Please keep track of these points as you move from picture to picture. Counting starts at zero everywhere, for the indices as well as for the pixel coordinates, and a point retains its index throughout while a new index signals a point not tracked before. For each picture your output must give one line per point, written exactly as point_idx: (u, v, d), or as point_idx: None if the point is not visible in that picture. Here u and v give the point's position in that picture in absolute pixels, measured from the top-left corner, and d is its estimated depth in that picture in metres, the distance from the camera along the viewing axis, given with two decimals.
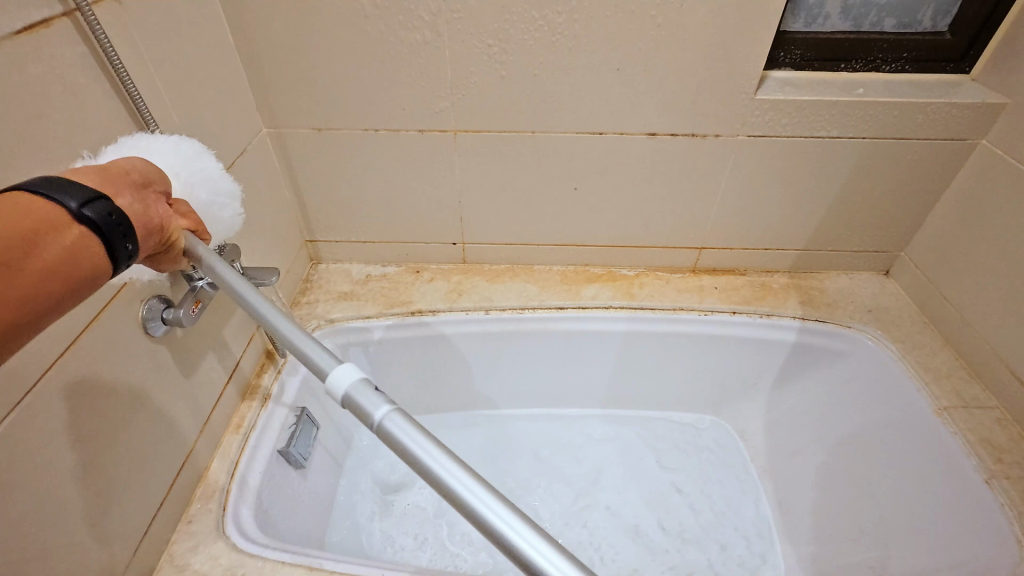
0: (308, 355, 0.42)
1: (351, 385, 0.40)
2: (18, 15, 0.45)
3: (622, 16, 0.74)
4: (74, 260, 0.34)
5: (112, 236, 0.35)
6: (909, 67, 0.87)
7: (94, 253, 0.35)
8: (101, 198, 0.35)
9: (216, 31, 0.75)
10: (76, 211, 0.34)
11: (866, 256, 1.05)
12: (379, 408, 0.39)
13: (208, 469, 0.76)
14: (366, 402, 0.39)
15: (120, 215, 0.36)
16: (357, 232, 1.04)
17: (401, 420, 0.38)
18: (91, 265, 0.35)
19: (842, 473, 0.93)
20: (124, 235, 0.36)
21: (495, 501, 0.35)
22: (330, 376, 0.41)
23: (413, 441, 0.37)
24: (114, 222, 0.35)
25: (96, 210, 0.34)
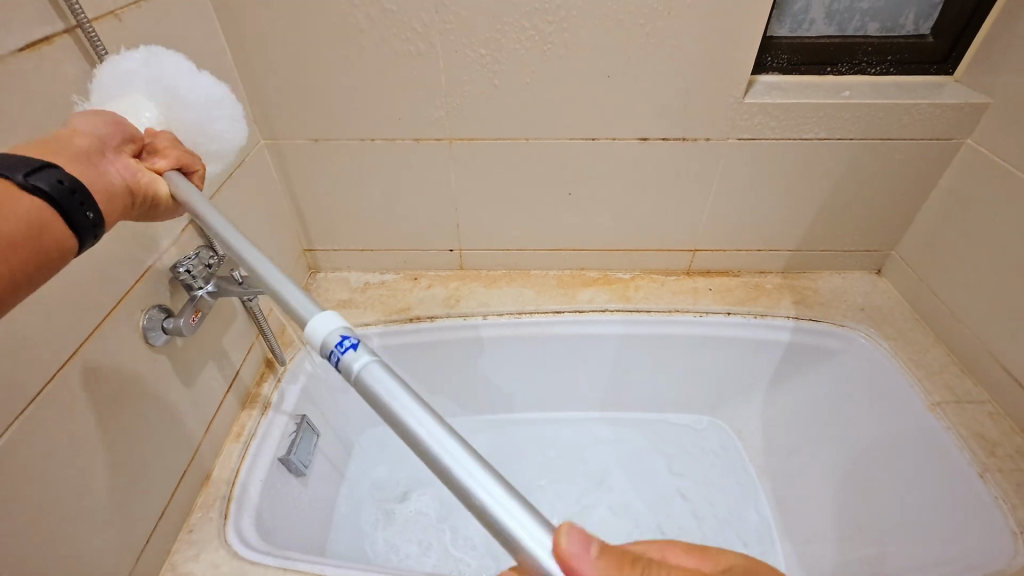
0: (295, 307, 0.43)
1: (331, 332, 0.40)
2: (21, 33, 0.46)
3: (611, 25, 0.76)
4: (33, 235, 0.35)
5: (68, 205, 0.36)
6: (893, 69, 0.88)
7: (54, 224, 0.35)
8: (47, 168, 0.35)
9: (213, 46, 0.76)
10: (24, 183, 0.34)
11: (858, 256, 1.06)
12: (356, 356, 0.38)
13: (208, 478, 0.77)
14: (343, 350, 0.39)
15: (75, 185, 0.36)
16: (355, 240, 1.05)
17: (377, 368, 0.38)
18: (52, 239, 0.36)
19: (840, 470, 0.94)
20: (79, 203, 0.36)
21: (461, 451, 0.34)
22: (310, 326, 0.41)
23: (388, 388, 0.37)
24: (69, 193, 0.36)
25: (45, 180, 0.34)
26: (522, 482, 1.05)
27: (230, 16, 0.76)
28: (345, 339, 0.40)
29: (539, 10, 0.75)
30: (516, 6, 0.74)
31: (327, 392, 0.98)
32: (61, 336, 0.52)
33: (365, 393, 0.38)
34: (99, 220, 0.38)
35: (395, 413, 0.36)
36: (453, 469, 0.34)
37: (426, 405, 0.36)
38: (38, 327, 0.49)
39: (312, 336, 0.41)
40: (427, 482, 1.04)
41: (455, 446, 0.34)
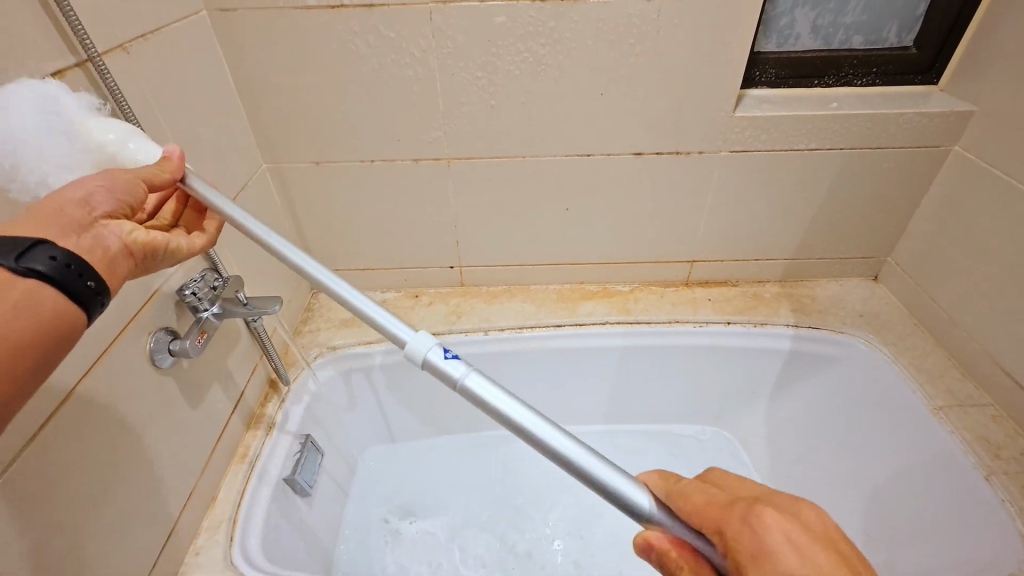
0: (394, 331, 0.53)
1: (432, 350, 0.51)
2: (34, 67, 0.49)
3: (603, 46, 0.78)
4: (33, 311, 0.38)
5: (64, 279, 0.39)
6: (879, 80, 0.91)
7: (51, 299, 0.38)
8: (37, 245, 0.37)
9: (216, 75, 0.79)
10: (19, 267, 0.36)
11: (854, 263, 1.08)
12: (458, 370, 0.49)
13: (214, 500, 0.76)
14: (447, 366, 0.50)
15: (71, 261, 0.39)
16: (356, 260, 1.07)
17: (478, 378, 0.49)
18: (51, 312, 0.39)
19: (846, 480, 0.94)
20: (78, 276, 0.39)
21: (555, 433, 0.47)
22: (412, 347, 0.52)
23: (489, 395, 0.49)
24: (65, 268, 0.39)
25: (37, 262, 0.37)
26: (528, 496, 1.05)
27: (233, 46, 0.79)
28: (444, 351, 0.50)
29: (532, 32, 0.77)
30: (511, 29, 0.77)
31: (331, 412, 0.98)
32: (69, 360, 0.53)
33: (471, 399, 0.49)
34: (99, 287, 0.41)
35: (502, 414, 0.48)
36: (549, 444, 0.47)
37: (518, 402, 0.49)
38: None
39: (415, 354, 0.51)
40: (432, 502, 1.04)
41: (556, 433, 0.47)
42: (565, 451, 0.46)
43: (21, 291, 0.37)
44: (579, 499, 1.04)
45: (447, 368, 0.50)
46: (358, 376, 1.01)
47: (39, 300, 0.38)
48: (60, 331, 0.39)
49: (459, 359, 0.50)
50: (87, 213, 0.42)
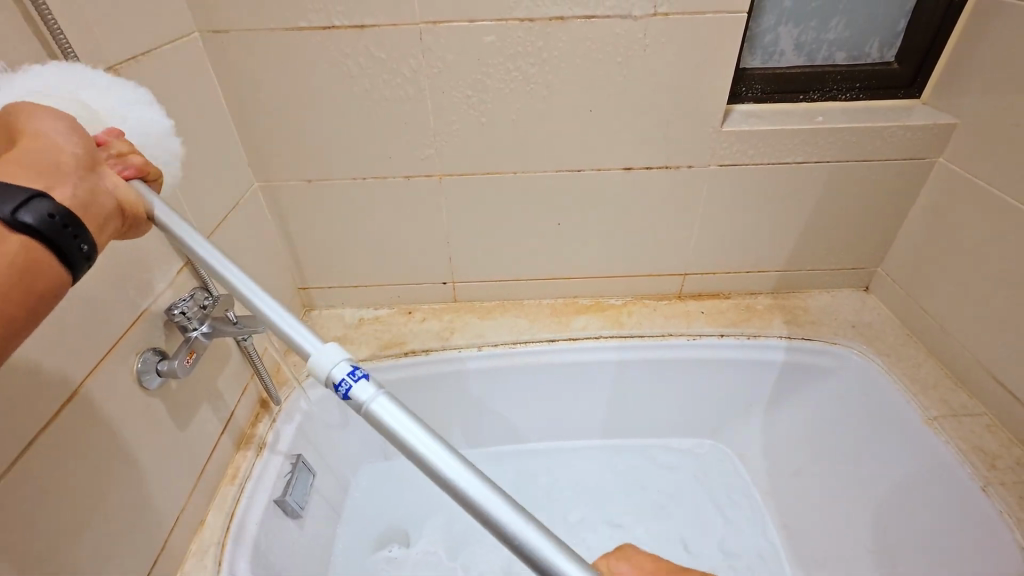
0: (298, 341, 0.45)
1: (337, 367, 0.43)
2: None
3: (591, 64, 0.80)
4: (20, 269, 0.33)
5: (58, 237, 0.34)
6: (863, 94, 0.92)
7: (41, 259, 0.34)
8: (36, 200, 0.33)
9: (209, 96, 0.79)
10: (11, 220, 0.32)
11: (845, 274, 1.08)
12: (368, 392, 0.41)
13: (202, 524, 0.75)
14: (355, 387, 0.42)
15: (62, 214, 0.34)
16: (347, 278, 1.06)
17: (388, 403, 0.41)
18: (40, 274, 0.34)
19: (844, 492, 0.93)
20: (73, 237, 0.35)
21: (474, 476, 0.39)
22: (313, 360, 0.43)
23: (396, 420, 0.41)
24: (62, 227, 0.34)
25: (34, 217, 0.32)
26: None
27: (225, 68, 0.80)
28: (354, 370, 0.43)
29: (521, 52, 0.78)
30: (499, 49, 0.78)
31: (323, 431, 0.97)
32: (52, 384, 0.52)
33: (377, 426, 0.41)
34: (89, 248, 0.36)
35: (414, 448, 0.40)
36: (466, 494, 0.38)
37: (433, 435, 0.41)
38: (30, 370, 0.49)
39: (316, 370, 0.43)
40: (427, 521, 1.02)
41: (480, 484, 0.38)
42: (480, 498, 0.38)
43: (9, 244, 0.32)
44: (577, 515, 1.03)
45: (355, 389, 0.42)
46: None
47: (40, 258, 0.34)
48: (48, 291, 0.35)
49: (369, 379, 0.42)
50: (70, 160, 0.38)
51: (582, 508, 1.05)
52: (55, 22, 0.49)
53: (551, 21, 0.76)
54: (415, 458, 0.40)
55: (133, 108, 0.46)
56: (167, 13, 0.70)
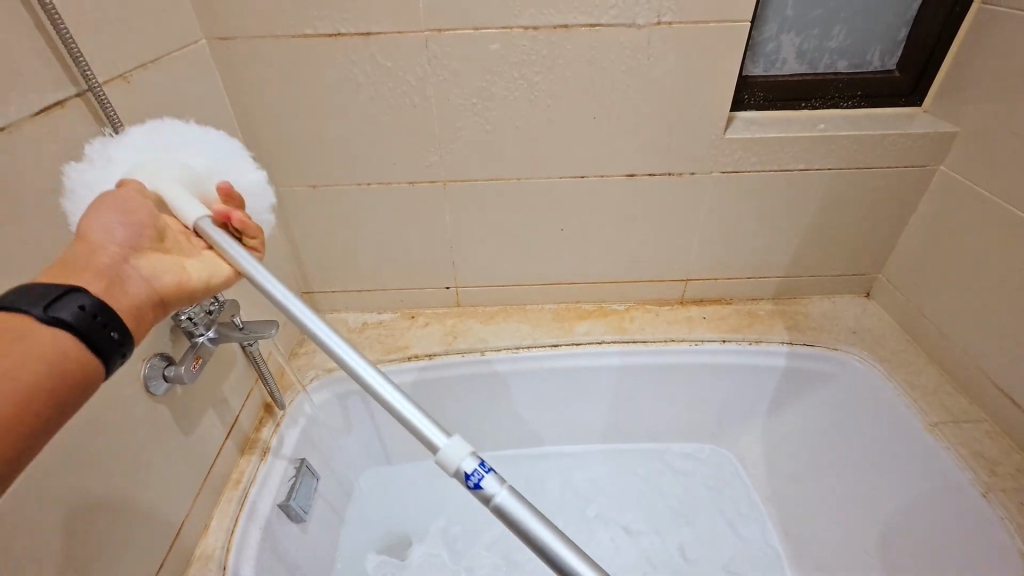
0: (422, 430, 0.47)
1: (466, 460, 0.45)
2: (34, 99, 0.50)
3: (595, 72, 0.80)
4: (56, 358, 0.39)
5: (90, 329, 0.40)
6: (865, 102, 0.93)
7: (75, 348, 0.40)
8: (71, 296, 0.40)
9: (215, 102, 0.80)
10: (47, 317, 0.39)
11: (846, 280, 1.09)
12: (496, 489, 0.44)
13: (207, 529, 0.75)
14: (486, 483, 0.44)
15: (93, 307, 0.41)
16: (351, 283, 1.07)
17: (516, 500, 0.44)
18: (78, 366, 0.40)
19: (846, 498, 0.93)
20: (103, 326, 0.41)
21: None
22: (442, 450, 0.45)
23: (527, 517, 0.43)
24: (91, 317, 0.40)
25: (67, 313, 0.39)
26: None
27: (231, 74, 0.80)
28: (482, 462, 0.45)
29: (525, 61, 0.79)
30: (503, 57, 0.78)
31: (326, 435, 0.97)
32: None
33: (508, 522, 0.44)
34: (122, 336, 0.43)
35: (553, 550, 0.42)
36: None
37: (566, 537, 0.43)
38: None
39: (445, 462, 0.45)
40: (430, 525, 1.02)
41: None
42: None
43: (47, 339, 0.39)
44: (580, 519, 1.04)
45: (484, 483, 0.44)
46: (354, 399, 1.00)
47: (77, 353, 0.40)
48: (85, 384, 0.41)
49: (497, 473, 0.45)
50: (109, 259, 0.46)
51: (583, 512, 1.05)
52: (68, 34, 0.50)
53: (556, 29, 0.76)
54: (551, 558, 0.42)
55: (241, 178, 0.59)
56: (174, 21, 0.71)
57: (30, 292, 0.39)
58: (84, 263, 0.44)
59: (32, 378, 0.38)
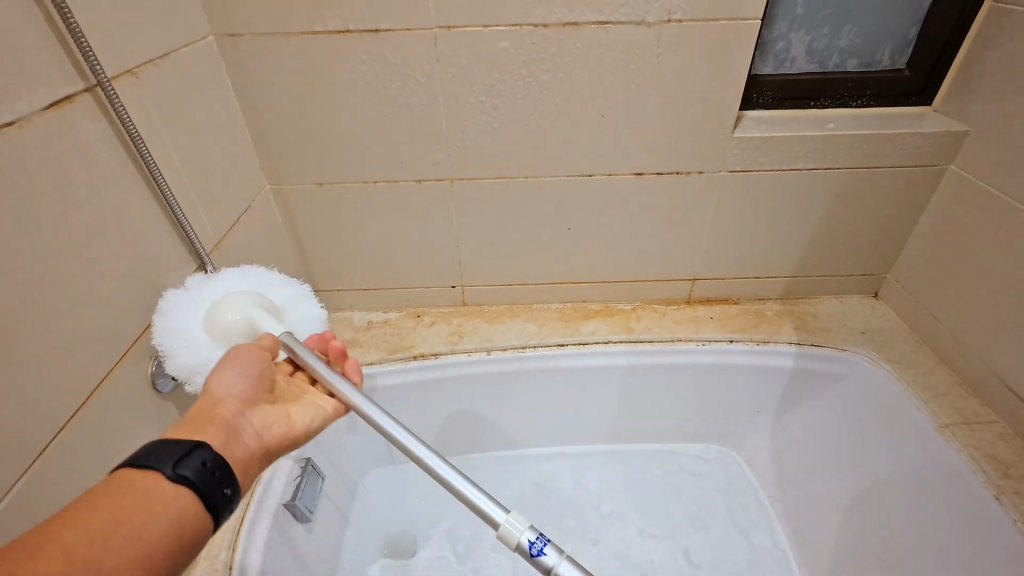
0: (485, 509, 0.52)
1: (523, 534, 0.50)
2: (44, 93, 0.49)
3: (604, 70, 0.80)
4: (178, 517, 0.41)
5: (208, 486, 0.42)
6: (874, 102, 0.92)
7: (194, 507, 0.41)
8: (194, 452, 0.43)
9: (223, 100, 0.80)
10: (174, 473, 0.41)
11: (854, 280, 1.08)
12: (553, 557, 0.48)
13: (213, 528, 0.75)
14: (544, 555, 0.49)
15: (212, 461, 0.43)
16: (357, 281, 1.06)
17: (572, 567, 0.48)
18: (194, 525, 0.41)
19: (855, 501, 0.92)
20: (220, 482, 0.43)
21: None
22: (501, 525, 0.50)
23: None
24: (210, 473, 0.43)
25: (188, 467, 0.42)
26: (533, 516, 1.04)
27: (240, 72, 0.80)
28: (538, 536, 0.50)
29: (534, 59, 0.79)
30: (512, 54, 0.78)
31: (332, 435, 0.97)
32: (65, 389, 0.52)
33: None
34: (234, 492, 0.44)
35: None
36: None
37: None
38: (45, 373, 0.49)
39: (507, 537, 0.50)
40: (435, 526, 1.02)
41: None
42: None
43: (171, 499, 0.41)
44: (586, 520, 1.03)
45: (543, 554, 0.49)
46: None
47: (201, 510, 0.42)
48: (195, 547, 0.42)
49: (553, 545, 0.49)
50: (230, 411, 0.50)
51: (589, 513, 1.04)
52: (77, 27, 0.50)
53: (565, 27, 0.76)
54: None
55: (295, 304, 0.67)
56: (183, 17, 0.70)
57: (160, 448, 0.42)
58: (210, 413, 0.49)
59: (157, 540, 0.38)
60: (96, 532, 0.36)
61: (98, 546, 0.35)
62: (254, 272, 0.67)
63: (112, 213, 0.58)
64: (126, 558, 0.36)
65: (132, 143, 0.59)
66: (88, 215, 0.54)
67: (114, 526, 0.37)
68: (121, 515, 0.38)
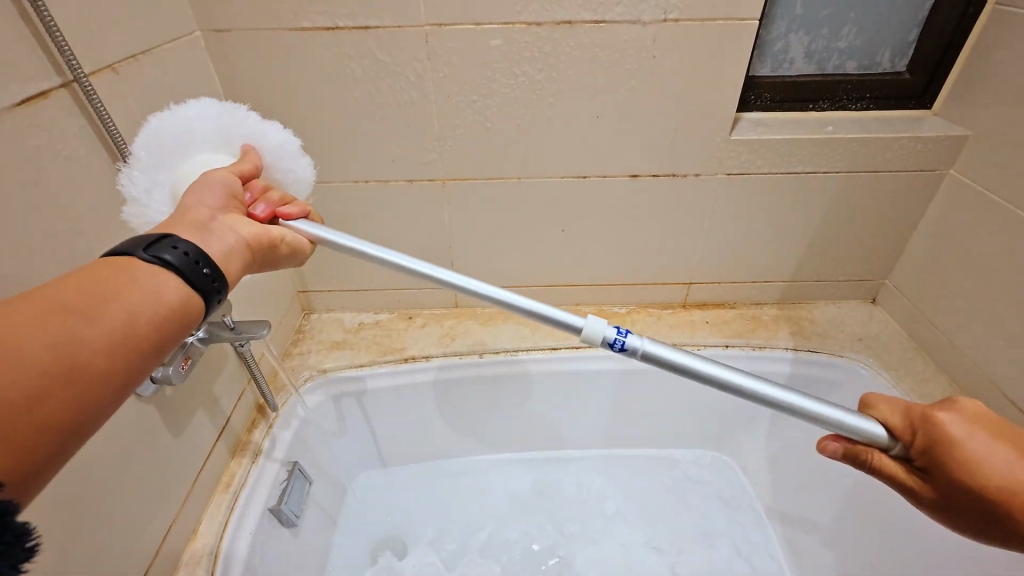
0: (563, 318, 0.58)
1: (606, 328, 0.57)
2: (17, 89, 0.48)
3: (599, 69, 0.78)
4: (158, 299, 0.39)
5: (185, 267, 0.41)
6: (874, 105, 0.91)
7: (174, 288, 0.40)
8: (164, 240, 0.41)
9: (210, 96, 0.78)
10: (145, 255, 0.40)
11: (852, 285, 1.07)
12: (639, 341, 0.56)
13: (196, 533, 0.73)
14: (631, 340, 0.56)
15: (193, 251, 0.41)
16: (348, 282, 1.05)
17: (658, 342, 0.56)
18: (177, 301, 0.40)
19: (852, 509, 0.91)
20: (196, 264, 0.41)
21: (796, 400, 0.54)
22: (585, 326, 0.57)
23: (666, 352, 0.56)
24: (187, 257, 0.41)
25: (159, 251, 0.40)
26: (524, 519, 1.03)
27: (228, 68, 0.78)
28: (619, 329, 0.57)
29: (527, 58, 0.77)
30: (505, 53, 0.77)
31: (320, 438, 0.95)
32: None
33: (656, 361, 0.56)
34: (216, 275, 0.43)
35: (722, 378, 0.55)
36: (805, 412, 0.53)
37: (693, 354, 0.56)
38: None
39: (592, 332, 0.57)
40: (424, 532, 1.00)
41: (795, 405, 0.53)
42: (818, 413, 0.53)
43: (150, 280, 0.39)
44: (575, 527, 1.02)
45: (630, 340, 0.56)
46: (349, 401, 0.98)
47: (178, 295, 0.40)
48: (180, 321, 0.41)
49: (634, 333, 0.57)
50: (201, 215, 0.47)
51: (579, 520, 1.03)
52: (51, 19, 0.48)
53: (559, 26, 0.74)
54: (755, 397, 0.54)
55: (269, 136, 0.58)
56: (168, 11, 0.69)
57: (130, 241, 0.41)
58: (182, 214, 0.46)
59: (131, 310, 0.37)
60: (51, 302, 0.34)
61: (53, 312, 0.34)
62: (209, 105, 0.56)
63: (90, 211, 0.56)
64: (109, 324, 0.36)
65: (111, 140, 0.57)
66: (64, 213, 0.53)
67: (90, 296, 0.36)
68: (99, 287, 0.37)
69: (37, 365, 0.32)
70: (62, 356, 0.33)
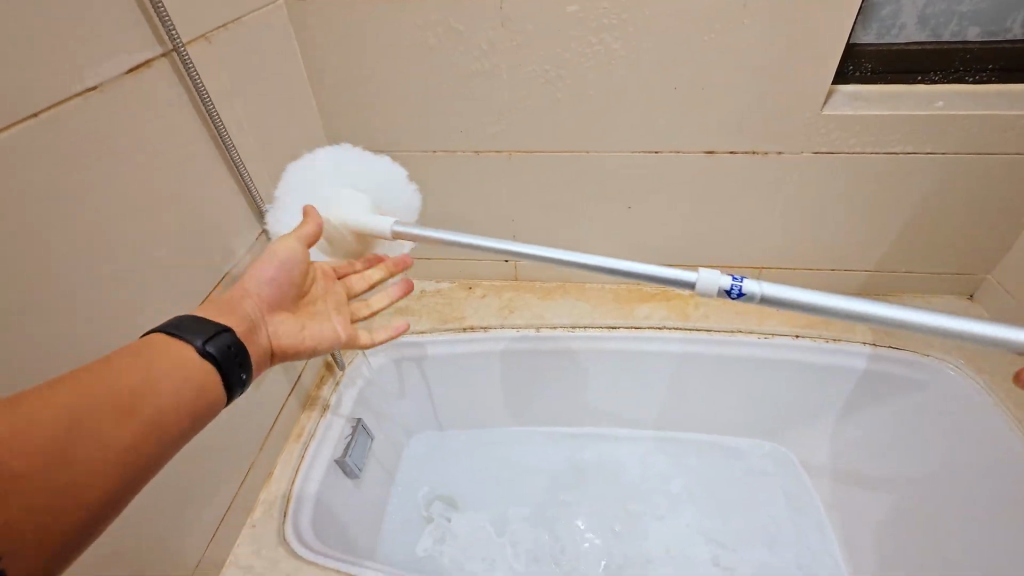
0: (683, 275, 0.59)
1: (723, 279, 0.58)
2: (125, 58, 0.51)
3: (681, 37, 0.74)
4: (196, 389, 0.42)
5: (228, 364, 0.45)
6: (997, 77, 0.79)
7: (214, 382, 0.44)
8: (220, 334, 0.45)
9: (291, 65, 0.81)
10: (201, 347, 0.43)
11: (947, 279, 0.98)
12: (759, 288, 0.57)
13: (271, 476, 0.79)
14: (750, 287, 0.57)
15: (236, 346, 0.45)
16: (412, 249, 1.07)
17: (777, 287, 0.57)
18: (212, 393, 0.44)
19: (925, 518, 0.86)
20: (239, 365, 0.45)
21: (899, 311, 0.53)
22: (703, 278, 0.59)
23: (790, 292, 0.56)
24: (229, 350, 0.45)
25: (215, 345, 0.44)
26: (573, 488, 1.05)
27: (308, 37, 0.80)
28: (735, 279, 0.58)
29: (604, 25, 0.74)
30: (582, 20, 0.73)
31: (382, 398, 1.00)
32: (136, 339, 0.55)
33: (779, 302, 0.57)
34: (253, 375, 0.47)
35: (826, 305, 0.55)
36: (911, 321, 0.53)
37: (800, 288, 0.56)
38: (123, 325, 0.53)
39: (709, 285, 0.58)
40: (474, 494, 1.04)
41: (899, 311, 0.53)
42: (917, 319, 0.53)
43: (196, 371, 0.43)
44: (623, 504, 1.02)
45: (749, 287, 0.57)
46: (410, 365, 1.02)
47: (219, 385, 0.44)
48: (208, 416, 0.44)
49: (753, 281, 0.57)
50: (250, 307, 0.52)
51: (627, 498, 1.03)
52: None
53: None
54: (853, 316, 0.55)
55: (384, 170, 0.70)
56: None
57: (188, 324, 0.45)
58: (235, 303, 0.51)
59: (172, 400, 0.40)
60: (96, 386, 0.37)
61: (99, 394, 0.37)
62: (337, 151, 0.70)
63: (185, 176, 0.60)
64: (150, 416, 0.39)
65: (204, 108, 0.60)
66: (159, 177, 0.56)
67: (130, 379, 0.39)
68: (143, 368, 0.40)
69: (86, 462, 0.35)
70: (93, 454, 0.35)
